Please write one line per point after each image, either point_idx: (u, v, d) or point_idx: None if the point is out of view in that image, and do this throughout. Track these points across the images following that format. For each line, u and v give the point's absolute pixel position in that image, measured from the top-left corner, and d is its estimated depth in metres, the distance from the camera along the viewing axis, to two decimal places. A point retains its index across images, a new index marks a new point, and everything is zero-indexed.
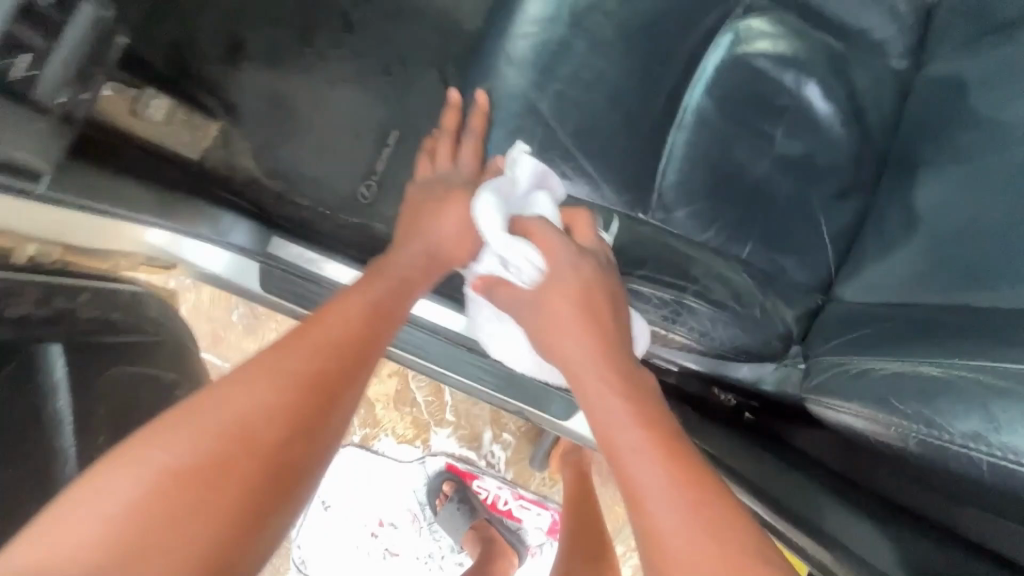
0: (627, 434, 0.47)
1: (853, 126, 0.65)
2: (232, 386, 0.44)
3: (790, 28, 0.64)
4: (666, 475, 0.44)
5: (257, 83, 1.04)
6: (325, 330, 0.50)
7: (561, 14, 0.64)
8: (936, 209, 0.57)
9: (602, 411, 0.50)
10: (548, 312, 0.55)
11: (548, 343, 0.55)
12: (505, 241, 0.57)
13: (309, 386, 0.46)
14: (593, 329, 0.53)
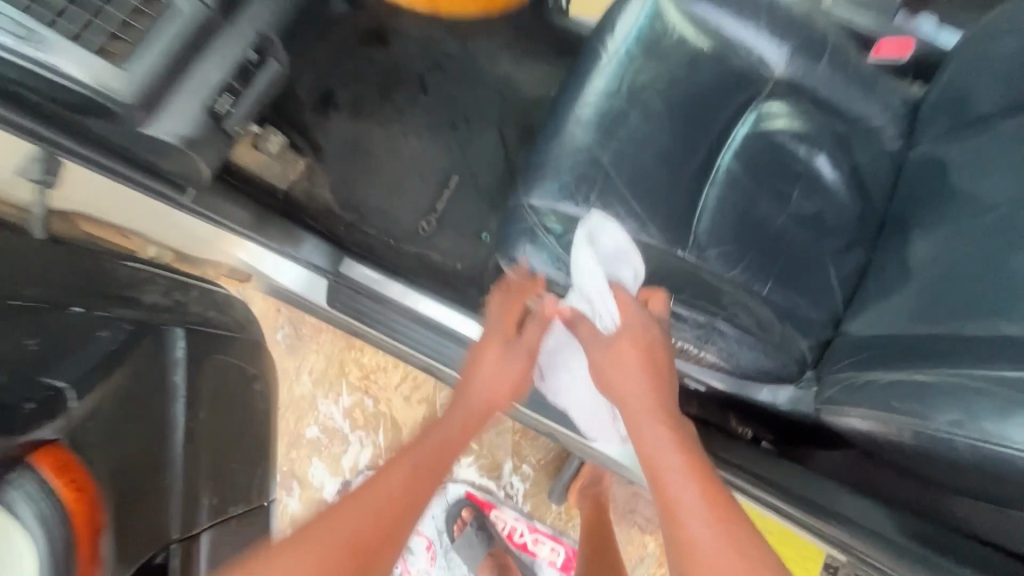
0: (670, 459, 0.57)
1: (854, 192, 0.79)
2: (284, 554, 0.51)
3: (803, 111, 0.80)
4: (701, 509, 0.53)
5: (341, 128, 1.21)
6: (380, 490, 0.58)
7: (620, 89, 0.80)
8: (925, 261, 0.69)
9: (651, 440, 0.60)
10: (610, 358, 0.66)
11: (608, 377, 0.66)
12: (601, 291, 0.70)
13: (351, 553, 0.53)
14: (649, 375, 0.64)
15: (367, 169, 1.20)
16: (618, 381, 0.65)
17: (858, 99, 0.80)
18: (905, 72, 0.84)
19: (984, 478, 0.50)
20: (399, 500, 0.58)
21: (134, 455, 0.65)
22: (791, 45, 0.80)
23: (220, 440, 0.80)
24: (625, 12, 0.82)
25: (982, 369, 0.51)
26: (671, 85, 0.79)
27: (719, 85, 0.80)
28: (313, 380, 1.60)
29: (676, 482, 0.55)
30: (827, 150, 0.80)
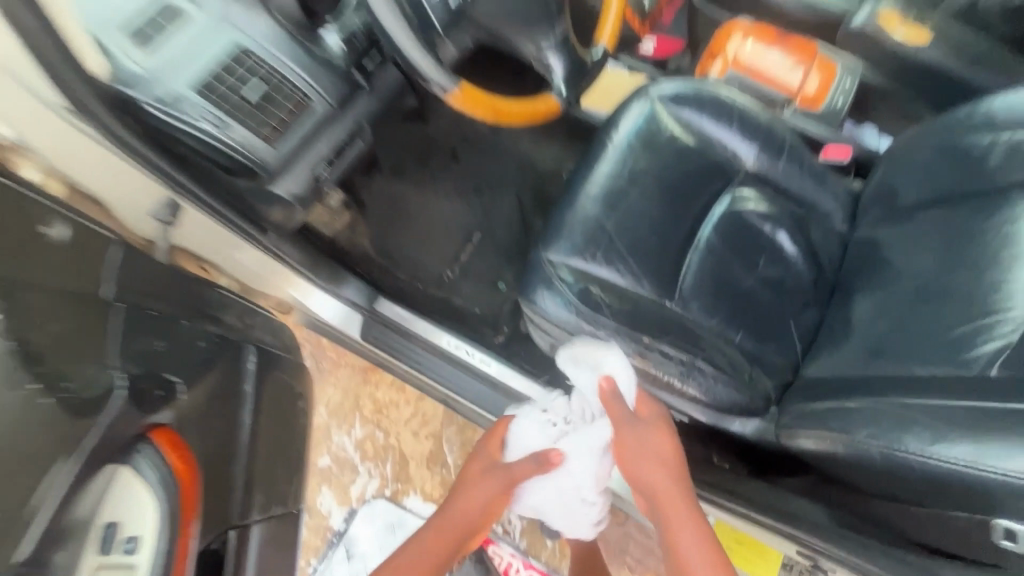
0: (687, 533, 0.78)
1: (808, 263, 0.98)
2: None
3: (767, 197, 1.01)
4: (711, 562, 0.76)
5: (382, 188, 1.40)
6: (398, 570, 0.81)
7: (622, 171, 0.99)
8: (862, 319, 0.87)
9: (678, 519, 0.79)
10: (646, 448, 0.86)
11: (643, 460, 0.86)
12: (626, 379, 0.90)
13: None
14: (673, 464, 0.85)
15: (402, 224, 1.39)
16: (653, 467, 0.84)
17: (811, 189, 1.01)
18: (848, 169, 1.06)
19: (896, 480, 0.64)
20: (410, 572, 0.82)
21: (218, 448, 0.79)
22: (757, 145, 1.01)
23: (271, 446, 0.93)
24: (627, 112, 1.04)
25: (894, 398, 0.66)
26: (662, 171, 1.00)
27: (700, 173, 1.01)
28: (328, 410, 1.71)
29: (693, 542, 0.78)
30: (786, 228, 0.99)
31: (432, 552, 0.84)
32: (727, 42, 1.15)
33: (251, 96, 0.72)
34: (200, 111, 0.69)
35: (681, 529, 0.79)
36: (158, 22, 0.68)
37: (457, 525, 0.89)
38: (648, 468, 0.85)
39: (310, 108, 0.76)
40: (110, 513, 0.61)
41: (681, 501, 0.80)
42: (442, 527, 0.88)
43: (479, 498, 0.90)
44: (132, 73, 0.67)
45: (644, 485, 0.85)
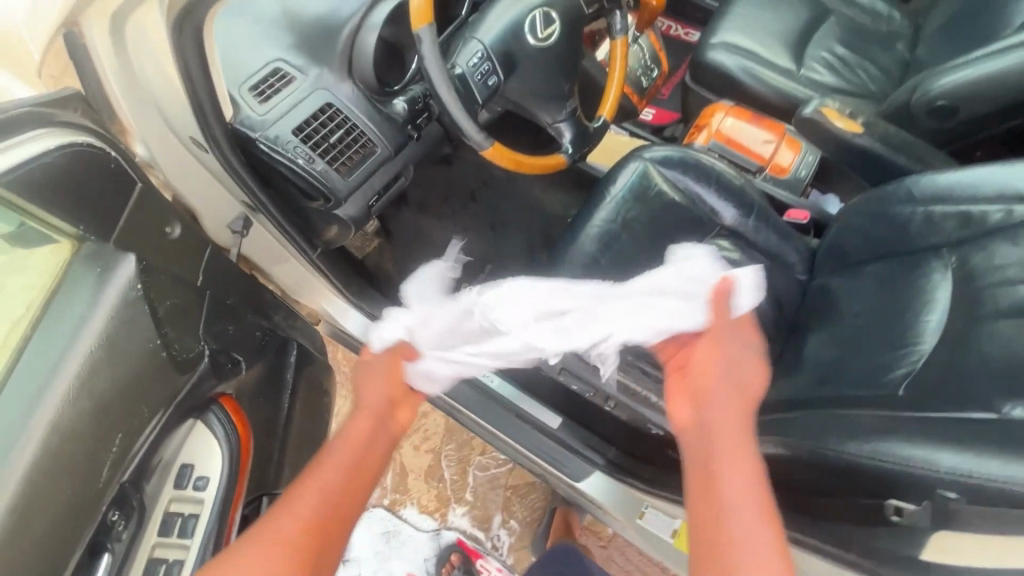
0: (733, 452, 0.61)
1: (772, 305, 1.16)
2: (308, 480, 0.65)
3: (740, 248, 1.19)
4: (755, 479, 0.59)
5: (408, 220, 1.60)
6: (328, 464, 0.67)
7: (617, 217, 1.18)
8: (812, 353, 1.02)
9: (726, 436, 0.64)
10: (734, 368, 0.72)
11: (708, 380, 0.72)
12: (749, 288, 0.85)
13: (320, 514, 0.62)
14: (748, 391, 0.71)
15: (423, 252, 1.57)
16: (729, 390, 0.70)
17: (774, 243, 1.19)
18: (807, 229, 1.25)
19: (824, 473, 0.79)
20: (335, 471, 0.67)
21: (265, 422, 0.94)
22: (732, 204, 1.21)
23: (302, 431, 1.07)
24: (623, 169, 1.23)
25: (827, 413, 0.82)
26: (650, 220, 1.19)
27: (682, 223, 1.20)
28: (338, 421, 1.83)
29: (740, 454, 0.61)
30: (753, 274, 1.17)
31: (357, 438, 0.72)
32: (711, 117, 1.37)
33: (336, 139, 0.83)
34: (294, 148, 0.80)
35: (723, 438, 0.63)
36: (272, 81, 0.81)
37: (361, 437, 0.73)
38: (714, 381, 0.71)
39: (377, 151, 0.87)
40: (186, 457, 0.76)
41: (744, 433, 0.64)
42: (359, 439, 0.72)
43: (373, 396, 0.80)
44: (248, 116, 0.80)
45: (709, 398, 0.69)
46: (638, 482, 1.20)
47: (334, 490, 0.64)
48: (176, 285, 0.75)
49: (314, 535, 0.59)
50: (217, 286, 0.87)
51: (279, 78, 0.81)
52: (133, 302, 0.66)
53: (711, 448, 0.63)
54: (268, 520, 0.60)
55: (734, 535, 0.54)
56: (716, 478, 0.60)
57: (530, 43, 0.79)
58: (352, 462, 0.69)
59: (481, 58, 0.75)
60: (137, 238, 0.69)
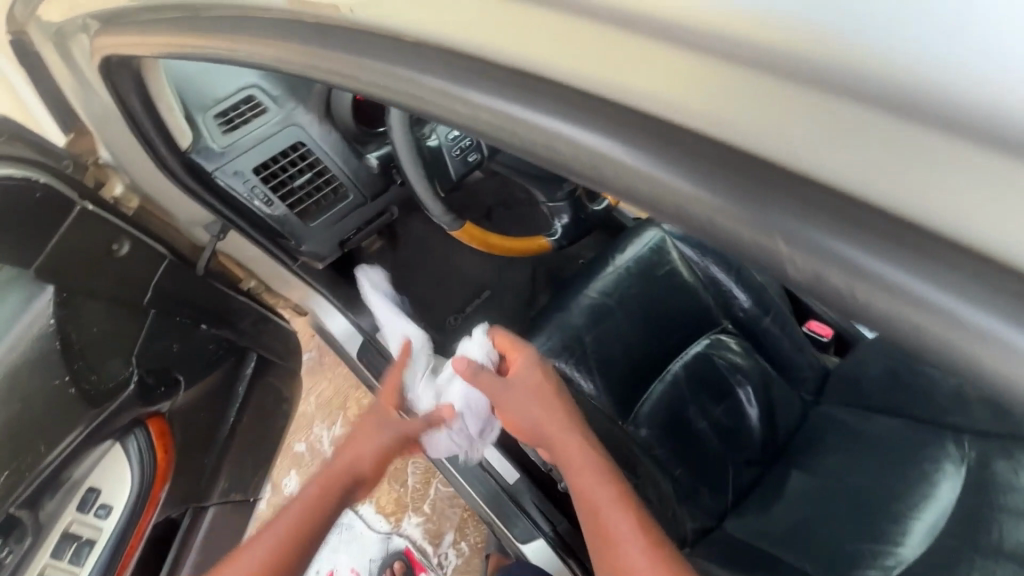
0: (622, 537, 0.64)
1: (766, 423, 1.04)
2: (288, 514, 0.73)
3: (746, 350, 1.08)
4: (641, 535, 0.64)
5: (417, 226, 1.52)
6: (315, 501, 0.74)
7: (615, 291, 1.08)
8: (788, 497, 0.92)
9: (612, 521, 0.66)
10: (515, 387, 0.76)
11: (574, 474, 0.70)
12: None
13: (287, 551, 0.70)
14: (550, 398, 0.76)
15: (424, 264, 1.50)
16: (597, 477, 0.69)
17: (788, 353, 1.08)
18: (827, 346, 1.12)
19: None
20: (316, 512, 0.73)
21: (196, 444, 0.92)
22: (748, 297, 1.09)
23: (243, 443, 1.05)
24: (638, 237, 1.12)
25: None
26: (650, 301, 1.08)
27: (687, 311, 1.09)
28: None
29: (613, 505, 0.67)
30: (751, 387, 1.06)
31: (343, 475, 0.76)
32: None
33: (301, 184, 0.82)
34: (253, 189, 0.78)
35: (591, 488, 0.69)
36: (242, 109, 0.76)
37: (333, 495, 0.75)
38: (535, 420, 0.75)
39: (347, 196, 0.86)
40: (94, 478, 0.75)
41: (620, 507, 0.66)
42: (311, 505, 0.73)
43: (366, 443, 0.78)
44: (207, 146, 0.74)
45: (584, 490, 0.69)
46: (577, 567, 1.17)
47: (306, 529, 0.72)
48: (112, 308, 0.73)
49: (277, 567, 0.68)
50: (170, 302, 0.85)
51: (251, 108, 0.76)
52: (47, 336, 0.64)
53: (590, 501, 0.68)
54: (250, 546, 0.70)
55: (602, 516, 0.67)
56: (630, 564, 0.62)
57: None
58: (293, 529, 0.71)
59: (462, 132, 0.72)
60: (66, 263, 0.67)
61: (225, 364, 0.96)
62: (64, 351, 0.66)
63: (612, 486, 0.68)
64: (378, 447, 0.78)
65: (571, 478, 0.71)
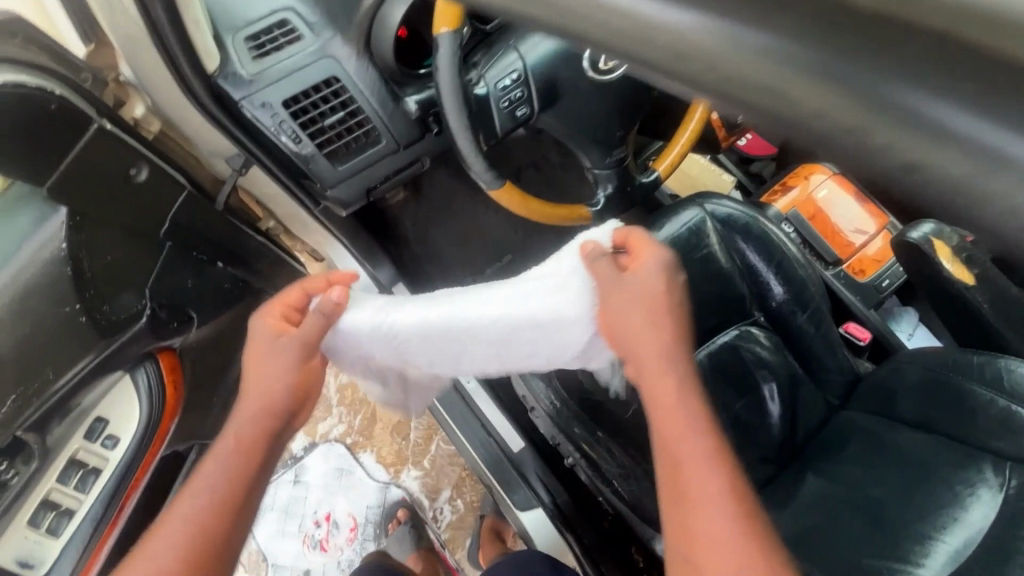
0: (709, 492, 0.52)
1: (787, 423, 1.01)
2: (196, 480, 0.59)
3: (775, 346, 1.04)
4: (733, 502, 0.52)
5: (443, 180, 1.46)
6: (221, 457, 0.60)
7: None
8: (803, 499, 0.90)
9: (702, 471, 0.53)
10: (632, 291, 0.60)
11: (668, 406, 0.57)
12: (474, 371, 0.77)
13: (209, 514, 0.58)
14: (660, 316, 0.60)
15: (446, 221, 1.45)
16: (696, 421, 0.56)
17: (818, 352, 1.04)
18: (861, 350, 1.07)
19: None
20: (231, 469, 0.60)
21: (206, 382, 0.91)
22: (784, 289, 1.04)
23: None
24: (678, 215, 1.06)
25: None
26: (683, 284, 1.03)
27: (720, 298, 1.04)
28: None
29: (709, 455, 0.54)
30: (776, 383, 1.02)
31: (249, 422, 0.62)
32: (807, 178, 1.15)
33: (333, 123, 0.75)
34: (280, 123, 0.73)
35: (685, 427, 0.55)
36: (275, 34, 0.71)
37: (241, 446, 0.61)
38: (635, 334, 0.59)
39: (379, 141, 0.80)
40: (102, 409, 0.74)
41: (716, 461, 0.54)
42: (234, 453, 0.60)
43: (272, 381, 0.63)
44: (235, 72, 0.70)
45: (677, 427, 0.55)
46: (574, 543, 1.14)
47: (224, 489, 0.59)
48: (126, 236, 0.70)
49: (204, 535, 0.57)
50: (186, 236, 0.81)
51: (285, 33, 0.72)
52: (56, 261, 0.60)
53: (679, 447, 0.55)
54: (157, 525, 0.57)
55: (690, 461, 0.54)
56: (708, 524, 0.51)
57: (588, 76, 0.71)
58: (223, 486, 0.59)
59: (515, 81, 0.68)
60: (81, 187, 0.63)
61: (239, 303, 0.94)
62: (76, 279, 0.63)
63: (712, 440, 0.55)
64: (281, 382, 0.63)
65: (659, 415, 0.57)
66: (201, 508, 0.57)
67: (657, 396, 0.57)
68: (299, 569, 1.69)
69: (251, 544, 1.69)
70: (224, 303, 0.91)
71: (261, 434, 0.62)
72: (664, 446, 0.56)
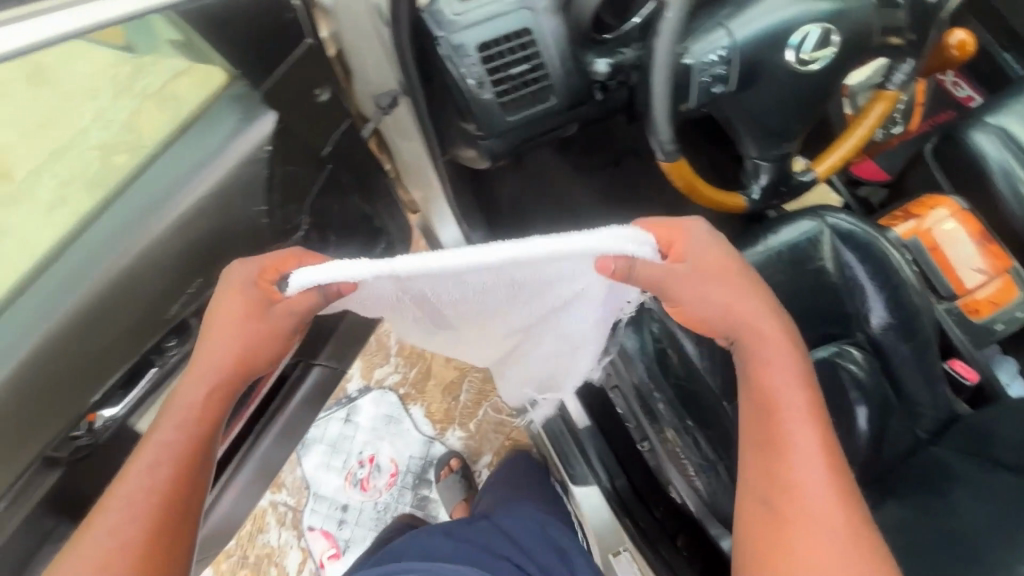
0: (801, 437, 0.61)
1: (873, 447, 1.00)
2: (139, 458, 0.59)
3: (873, 370, 1.03)
4: (823, 448, 0.61)
5: (545, 153, 1.47)
6: (167, 435, 0.60)
7: (758, 273, 1.03)
8: (884, 521, 0.90)
9: (795, 420, 0.62)
10: (706, 264, 0.68)
11: (758, 362, 0.66)
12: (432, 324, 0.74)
13: (169, 487, 0.58)
14: (737, 286, 0.69)
15: (541, 193, 1.47)
16: (790, 377, 0.65)
17: (913, 384, 1.02)
18: (961, 390, 1.06)
19: None
20: (185, 438, 0.61)
21: None
22: (889, 313, 1.03)
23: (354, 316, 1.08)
24: (796, 222, 1.06)
25: None
26: (793, 292, 1.04)
27: (825, 312, 1.05)
28: None
29: (800, 405, 0.63)
30: (868, 406, 1.01)
31: (201, 397, 0.63)
32: (932, 209, 1.12)
33: (517, 75, 0.75)
34: (470, 67, 0.73)
35: (778, 382, 0.65)
36: None
37: (192, 419, 0.62)
38: (704, 300, 0.67)
39: (550, 101, 0.80)
40: None
41: (807, 412, 0.62)
42: (185, 424, 0.61)
43: (222, 344, 0.64)
44: (440, 11, 0.70)
45: (771, 378, 0.65)
46: (630, 526, 1.14)
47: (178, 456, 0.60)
48: (305, 151, 0.74)
49: (167, 502, 0.58)
50: (339, 161, 0.85)
51: None
52: (257, 160, 0.65)
53: (773, 397, 0.64)
54: (101, 504, 0.56)
55: (780, 405, 0.63)
56: (801, 462, 0.60)
57: (788, 58, 0.73)
58: (178, 455, 0.60)
59: (720, 57, 0.72)
60: (284, 97, 0.68)
61: (361, 236, 0.98)
62: (267, 181, 0.68)
63: (803, 392, 0.64)
64: (229, 351, 0.64)
65: (757, 369, 0.66)
66: (157, 479, 0.58)
67: (749, 350, 0.67)
68: (337, 503, 1.75)
69: (297, 470, 1.76)
70: (351, 231, 0.95)
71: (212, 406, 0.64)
72: (760, 394, 0.65)
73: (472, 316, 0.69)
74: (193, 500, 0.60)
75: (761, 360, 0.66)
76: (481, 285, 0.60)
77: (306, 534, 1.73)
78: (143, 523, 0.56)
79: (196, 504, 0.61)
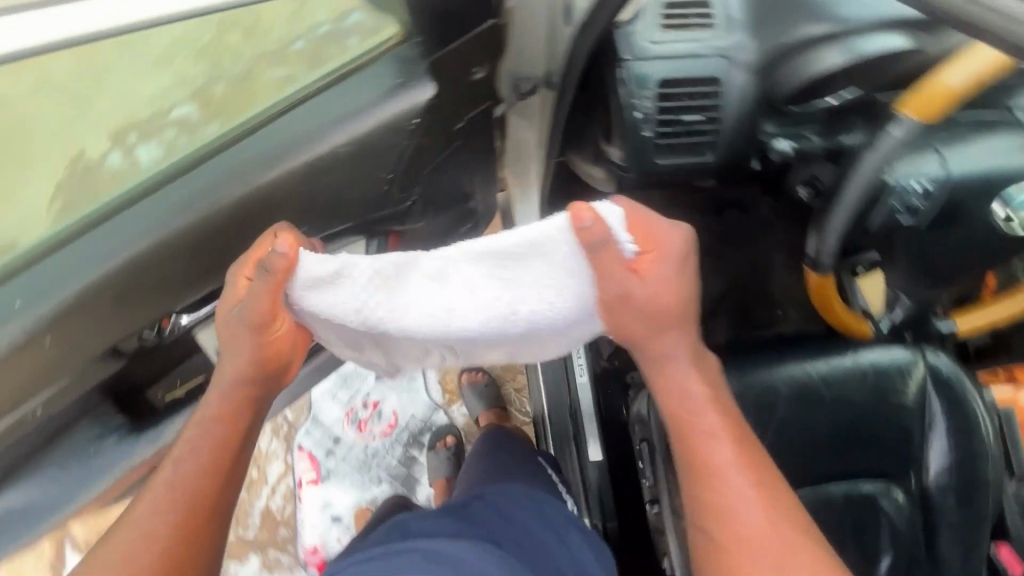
0: (727, 467, 0.56)
1: None
2: (163, 476, 0.55)
3: (914, 522, 0.97)
4: (746, 468, 0.56)
5: None
6: (195, 450, 0.56)
7: (835, 384, 0.98)
8: None
9: (716, 448, 0.57)
10: (664, 278, 0.56)
11: (668, 393, 0.60)
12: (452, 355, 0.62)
13: (189, 504, 0.54)
14: (671, 319, 0.58)
15: None
16: (706, 395, 0.59)
17: (951, 551, 0.94)
18: None
19: None
20: (213, 452, 0.56)
21: None
22: (947, 467, 0.94)
23: None
24: (887, 346, 0.99)
25: None
26: (862, 416, 0.97)
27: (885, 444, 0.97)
28: None
29: (719, 434, 0.57)
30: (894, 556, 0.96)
31: (232, 410, 0.57)
32: None
33: (687, 122, 0.71)
34: (645, 100, 0.69)
35: (694, 413, 0.58)
36: (690, 14, 0.66)
37: (220, 436, 0.57)
38: (643, 320, 0.57)
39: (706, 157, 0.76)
40: None
41: (730, 432, 0.57)
42: (218, 436, 0.57)
43: (233, 365, 0.57)
44: (635, 36, 0.66)
45: (689, 406, 0.58)
46: None
47: (205, 472, 0.55)
48: (444, 126, 0.71)
49: (187, 524, 0.53)
50: (465, 139, 0.81)
51: (701, 18, 0.66)
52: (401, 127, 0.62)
53: (689, 430, 0.58)
54: (122, 522, 0.54)
55: (699, 428, 0.58)
56: (735, 490, 0.55)
57: (996, 211, 0.84)
58: (211, 467, 0.56)
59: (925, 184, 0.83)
60: (448, 71, 0.64)
61: (455, 211, 0.95)
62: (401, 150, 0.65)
63: (717, 414, 0.58)
64: (241, 369, 0.57)
65: (672, 401, 0.59)
66: (177, 501, 0.54)
67: (662, 381, 0.60)
68: (331, 433, 1.78)
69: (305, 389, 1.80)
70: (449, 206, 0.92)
71: (251, 407, 0.59)
72: (677, 431, 0.59)
73: (489, 349, 0.60)
74: (221, 512, 0.56)
75: (671, 392, 0.59)
76: (462, 295, 0.52)
77: (294, 451, 1.77)
78: (161, 540, 0.52)
79: (223, 520, 0.56)
